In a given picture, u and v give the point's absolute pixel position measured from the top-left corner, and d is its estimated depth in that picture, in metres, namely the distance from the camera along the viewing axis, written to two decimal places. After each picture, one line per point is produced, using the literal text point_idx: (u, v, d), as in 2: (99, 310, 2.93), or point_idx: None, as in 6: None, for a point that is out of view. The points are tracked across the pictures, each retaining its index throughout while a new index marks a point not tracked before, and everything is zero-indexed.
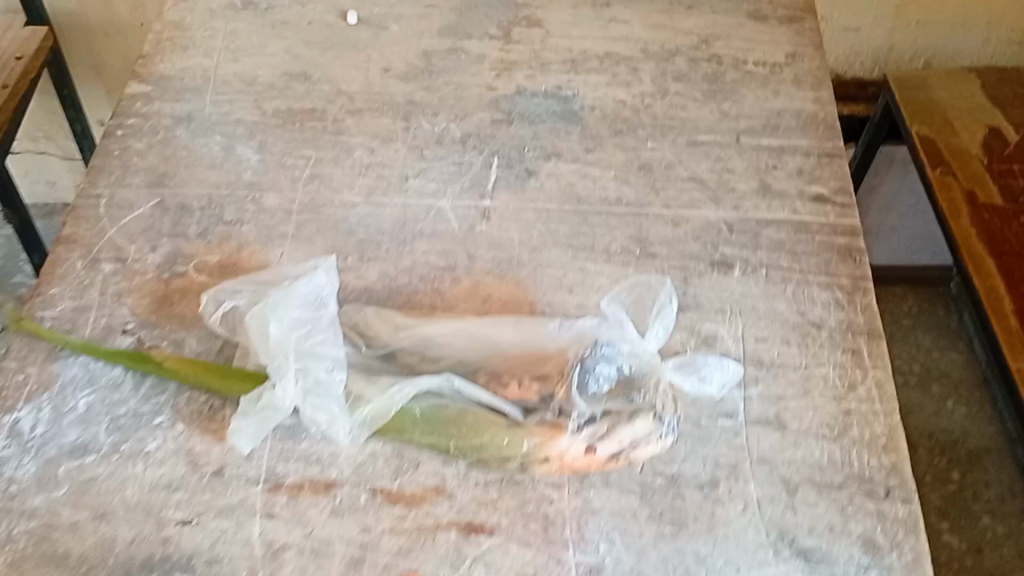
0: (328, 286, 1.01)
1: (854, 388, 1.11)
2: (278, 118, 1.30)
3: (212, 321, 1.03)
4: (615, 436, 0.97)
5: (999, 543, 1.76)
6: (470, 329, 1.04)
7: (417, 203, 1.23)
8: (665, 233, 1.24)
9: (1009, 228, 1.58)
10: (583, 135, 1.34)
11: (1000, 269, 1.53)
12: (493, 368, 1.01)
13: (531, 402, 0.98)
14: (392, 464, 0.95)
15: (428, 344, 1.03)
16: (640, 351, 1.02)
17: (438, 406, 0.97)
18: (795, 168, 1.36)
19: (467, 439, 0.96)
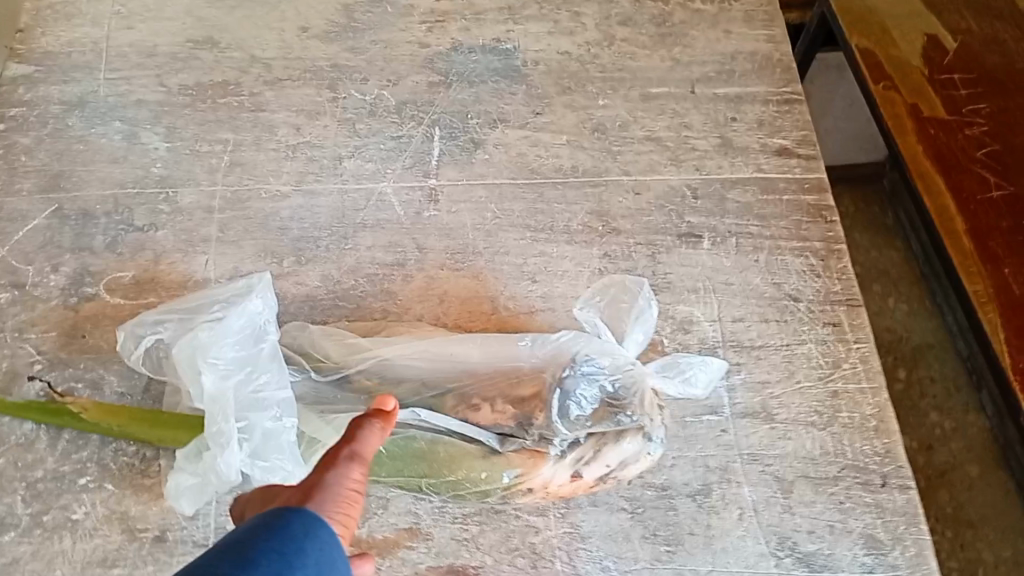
0: (266, 318, 0.88)
1: (839, 365, 1.05)
2: (184, 96, 1.14)
3: (133, 360, 0.90)
4: (603, 458, 0.88)
5: (947, 441, 1.52)
6: (434, 349, 0.93)
7: (355, 188, 1.11)
8: (626, 204, 1.14)
9: (955, 135, 1.42)
10: (529, 96, 1.22)
11: (951, 187, 1.36)
12: (463, 390, 0.90)
13: (508, 427, 0.89)
14: (358, 505, 0.90)
15: (386, 368, 0.92)
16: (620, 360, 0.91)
17: (404, 439, 0.89)
18: (756, 119, 1.25)
19: (441, 474, 0.88)
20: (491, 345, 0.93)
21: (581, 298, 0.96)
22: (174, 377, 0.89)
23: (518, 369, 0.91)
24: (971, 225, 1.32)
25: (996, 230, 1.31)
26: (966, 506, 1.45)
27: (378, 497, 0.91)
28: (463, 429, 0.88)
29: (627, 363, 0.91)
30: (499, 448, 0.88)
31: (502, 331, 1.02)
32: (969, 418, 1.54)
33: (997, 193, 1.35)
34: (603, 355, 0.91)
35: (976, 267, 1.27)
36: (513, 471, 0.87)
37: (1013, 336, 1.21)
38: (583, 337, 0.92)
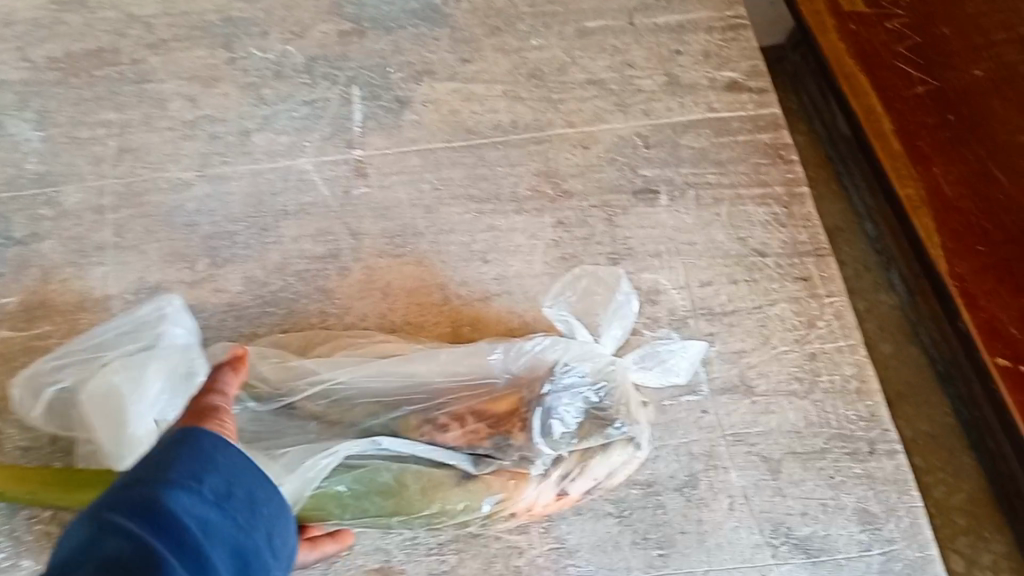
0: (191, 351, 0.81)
1: (814, 325, 1.01)
2: (54, 72, 1.02)
3: (31, 416, 0.79)
4: (590, 472, 0.83)
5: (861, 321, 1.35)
6: (394, 366, 0.83)
7: (269, 167, 0.97)
8: (575, 162, 1.03)
9: (875, 29, 1.36)
10: (455, 40, 1.09)
11: (876, 87, 1.32)
12: (430, 413, 0.82)
13: (484, 447, 0.81)
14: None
15: (340, 393, 0.83)
16: (597, 361, 0.85)
17: (369, 474, 0.79)
18: (701, 50, 1.13)
19: (412, 508, 0.79)
20: (458, 359, 0.85)
21: (554, 292, 0.90)
22: (80, 425, 0.78)
23: (491, 389, 0.84)
24: (899, 126, 1.28)
25: (922, 128, 1.26)
26: (887, 380, 1.30)
27: None
28: (438, 457, 0.80)
29: (609, 364, 0.86)
30: (475, 471, 0.80)
31: (457, 325, 0.92)
32: (881, 297, 1.37)
33: (922, 88, 1.28)
34: (583, 361, 0.85)
35: (906, 169, 1.25)
36: (496, 497, 0.80)
37: (947, 239, 1.18)
38: (558, 340, 0.85)
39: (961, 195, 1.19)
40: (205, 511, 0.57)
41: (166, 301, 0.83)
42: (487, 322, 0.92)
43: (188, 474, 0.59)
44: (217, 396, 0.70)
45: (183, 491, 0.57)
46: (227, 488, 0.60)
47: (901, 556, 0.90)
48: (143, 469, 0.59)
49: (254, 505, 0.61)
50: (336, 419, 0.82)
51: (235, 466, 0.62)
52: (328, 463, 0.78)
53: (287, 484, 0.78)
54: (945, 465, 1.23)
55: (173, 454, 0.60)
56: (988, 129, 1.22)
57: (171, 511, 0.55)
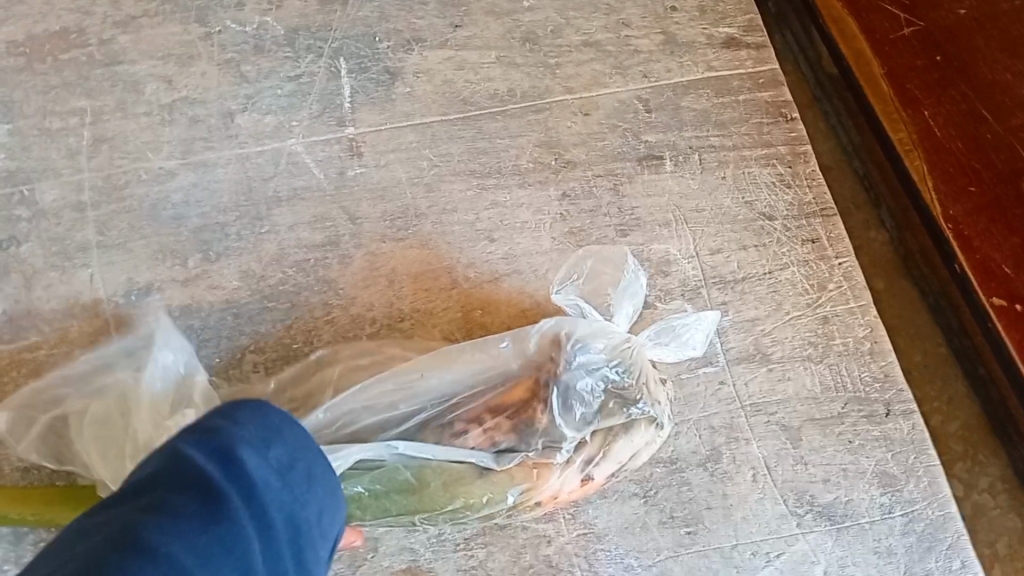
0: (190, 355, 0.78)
1: (825, 288, 0.98)
2: (15, 57, 0.94)
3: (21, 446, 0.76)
4: (614, 456, 0.81)
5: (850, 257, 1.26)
6: (400, 370, 0.79)
7: (257, 151, 0.92)
8: (576, 129, 0.99)
9: None
10: (442, 4, 1.03)
11: (864, 28, 1.25)
12: (445, 417, 0.78)
13: (507, 441, 0.78)
14: (345, 551, 0.83)
15: (344, 403, 0.77)
16: (608, 341, 0.82)
17: (388, 474, 0.76)
18: (696, 4, 1.09)
19: (434, 504, 0.77)
20: (468, 356, 0.80)
21: (560, 277, 0.86)
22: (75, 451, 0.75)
23: (508, 387, 0.80)
24: (888, 69, 1.23)
25: (911, 70, 1.21)
26: (884, 311, 1.22)
27: (366, 538, 0.83)
28: (455, 455, 0.76)
29: (624, 343, 0.83)
30: (496, 466, 0.77)
31: (468, 310, 0.88)
32: (871, 236, 1.27)
33: (909, 30, 1.22)
34: (595, 341, 0.82)
35: (896, 113, 1.21)
36: (522, 487, 0.78)
37: (940, 181, 1.16)
38: (568, 321, 0.82)
39: (951, 136, 1.16)
40: (268, 474, 0.57)
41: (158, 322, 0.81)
42: (498, 305, 0.88)
43: (256, 437, 0.58)
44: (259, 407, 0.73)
45: (248, 452, 0.57)
46: (291, 458, 0.60)
47: (921, 515, 0.91)
48: (213, 424, 0.59)
49: (315, 477, 0.61)
50: (346, 433, 0.77)
51: (302, 436, 0.61)
52: (340, 466, 0.74)
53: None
54: (939, 394, 1.18)
55: (245, 416, 0.60)
56: (975, 70, 1.18)
57: (233, 470, 0.55)
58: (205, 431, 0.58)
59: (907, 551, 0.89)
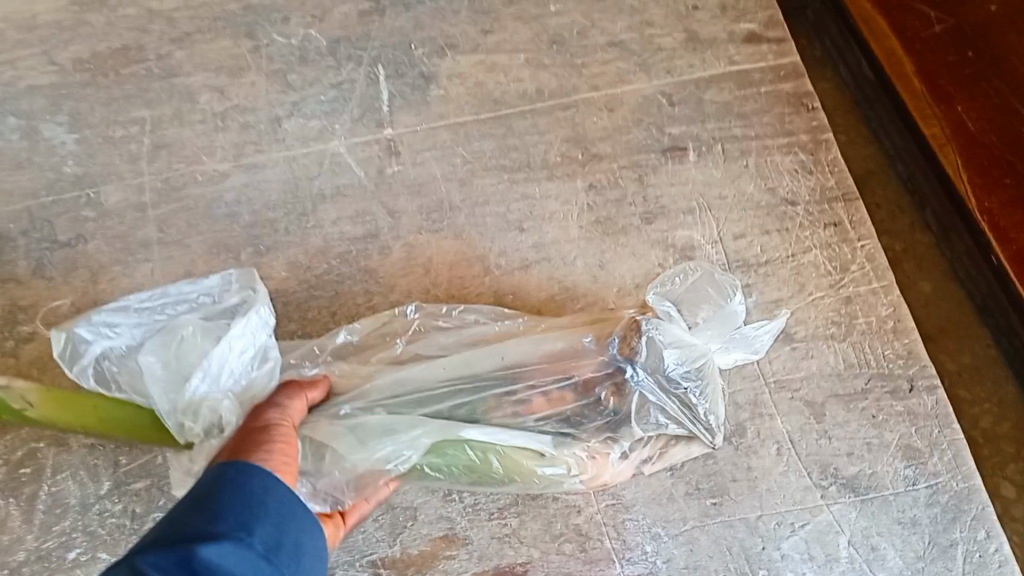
0: (271, 326, 0.81)
1: (848, 269, 1.01)
2: (82, 73, 1.02)
3: (70, 365, 0.78)
4: (667, 458, 0.90)
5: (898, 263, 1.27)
6: (482, 350, 0.83)
7: (303, 152, 0.99)
8: (602, 124, 1.04)
9: None
10: (474, 11, 1.08)
11: (892, 25, 1.28)
12: (513, 395, 0.82)
13: (566, 430, 0.83)
14: (386, 521, 0.87)
15: (417, 371, 0.82)
16: (691, 359, 0.84)
17: (456, 454, 0.80)
18: (718, 4, 1.13)
19: (493, 479, 0.83)
20: (546, 340, 0.84)
21: (656, 283, 0.89)
22: (118, 377, 0.78)
23: (578, 365, 0.83)
24: (919, 65, 1.25)
25: (943, 66, 1.23)
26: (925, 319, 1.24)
27: (406, 508, 0.88)
28: (518, 441, 0.80)
29: (702, 358, 0.85)
30: (556, 451, 0.82)
31: (499, 300, 0.94)
32: (917, 237, 1.28)
33: (939, 27, 1.25)
34: (679, 355, 0.84)
35: (929, 109, 1.22)
36: (580, 475, 0.84)
37: (975, 175, 1.18)
38: (652, 321, 0.83)
39: (985, 130, 1.19)
40: (251, 562, 0.59)
41: (241, 274, 0.83)
42: (528, 292, 0.94)
43: (239, 525, 0.61)
44: (274, 411, 0.75)
45: (230, 546, 0.59)
46: (277, 537, 0.62)
47: (945, 487, 0.93)
48: (191, 514, 0.61)
49: (302, 551, 0.63)
50: (410, 400, 0.81)
51: (286, 510, 0.63)
52: (412, 455, 0.78)
53: (363, 464, 0.78)
54: (990, 396, 1.20)
55: (224, 499, 0.62)
56: (1009, 63, 1.21)
57: (210, 565, 0.57)
58: (183, 526, 0.60)
59: (931, 522, 0.92)
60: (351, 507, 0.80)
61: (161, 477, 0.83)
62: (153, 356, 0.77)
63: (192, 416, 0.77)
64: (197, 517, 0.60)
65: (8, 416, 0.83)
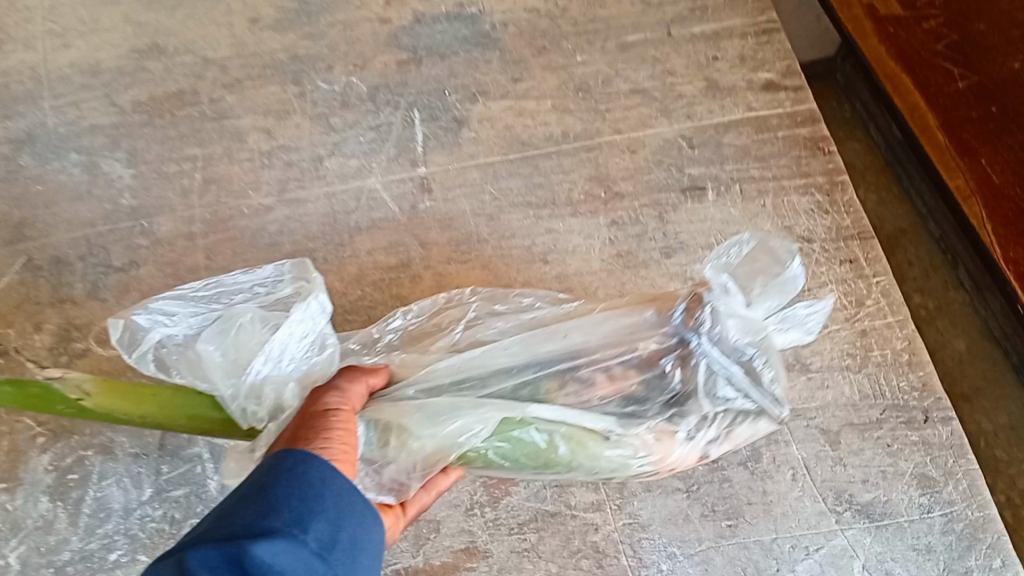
0: (328, 312, 0.82)
1: (863, 304, 1.05)
2: (140, 114, 1.11)
3: (129, 353, 0.79)
4: (736, 437, 0.81)
5: (933, 320, 1.51)
6: (545, 330, 0.80)
7: (341, 188, 1.06)
8: (625, 165, 1.09)
9: (913, 30, 1.38)
10: (504, 62, 1.16)
11: (919, 83, 1.35)
12: (578, 372, 0.78)
13: (630, 409, 0.77)
14: (410, 533, 0.92)
15: (478, 351, 0.79)
16: (752, 329, 0.78)
17: (519, 434, 0.75)
18: (737, 55, 1.19)
19: (555, 464, 0.77)
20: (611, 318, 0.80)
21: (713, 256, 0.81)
22: (179, 364, 0.79)
23: (643, 342, 0.79)
24: (943, 120, 1.32)
25: (966, 121, 1.30)
26: (958, 381, 1.44)
27: (430, 521, 0.92)
28: (582, 420, 0.75)
29: (761, 331, 0.78)
30: (622, 432, 0.76)
31: None
32: (952, 296, 1.53)
33: (963, 84, 1.32)
34: (737, 326, 0.78)
35: (954, 162, 1.29)
36: (647, 456, 0.77)
37: (1000, 226, 1.23)
38: (712, 293, 0.79)
39: (1009, 182, 1.24)
40: (304, 562, 0.57)
41: (296, 268, 0.85)
42: None
43: (294, 521, 0.58)
44: (333, 395, 0.74)
45: (284, 545, 0.57)
46: (332, 534, 0.59)
47: (961, 516, 0.94)
48: (244, 509, 0.59)
49: (359, 548, 0.61)
50: (472, 382, 0.77)
51: (343, 505, 0.61)
52: (482, 430, 0.74)
53: (432, 441, 0.74)
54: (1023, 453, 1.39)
55: (279, 493, 0.60)
56: None
57: (261, 565, 0.55)
58: (237, 521, 0.58)
59: (946, 549, 0.93)
60: (412, 498, 0.79)
61: (199, 485, 0.88)
62: (212, 344, 0.78)
63: (254, 401, 0.78)
64: (252, 512, 0.58)
65: (61, 408, 0.81)
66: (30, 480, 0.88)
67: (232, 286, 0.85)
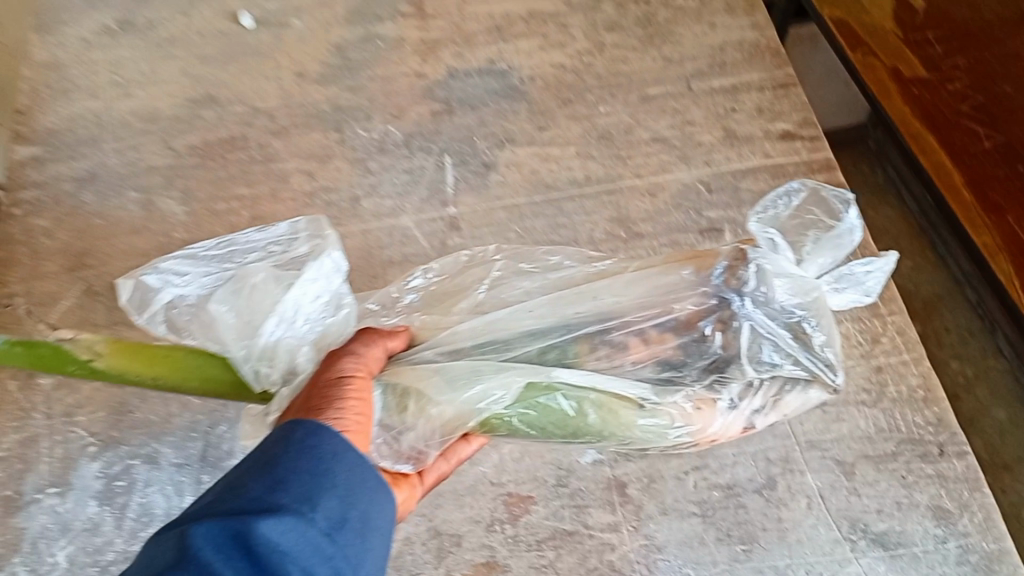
0: (342, 273, 0.83)
1: (878, 340, 1.09)
2: (194, 157, 1.19)
3: (143, 314, 0.82)
4: (782, 407, 0.78)
5: (972, 388, 1.61)
6: (572, 292, 0.80)
7: (376, 225, 1.12)
8: (645, 207, 1.14)
9: (939, 92, 1.43)
10: (532, 112, 1.23)
11: (943, 143, 1.38)
12: (609, 336, 0.77)
13: (667, 375, 0.77)
14: (432, 545, 0.96)
15: (503, 314, 0.79)
16: (803, 286, 0.76)
17: (547, 403, 0.75)
18: (755, 107, 1.25)
19: (590, 434, 0.76)
20: (641, 281, 0.80)
21: (757, 210, 0.81)
22: (194, 327, 0.81)
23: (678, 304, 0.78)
24: (968, 178, 1.33)
25: (994, 179, 1.32)
26: (999, 451, 1.53)
27: (451, 535, 0.97)
28: (614, 387, 0.75)
29: (814, 292, 0.77)
30: (658, 401, 0.75)
31: None
32: (989, 363, 1.63)
33: (989, 143, 1.35)
34: (788, 279, 0.76)
35: (979, 219, 1.29)
36: (685, 426, 0.76)
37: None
38: (757, 250, 0.78)
39: None
40: (311, 541, 0.58)
41: (307, 228, 0.86)
42: None
43: (304, 498, 0.60)
44: (350, 361, 0.75)
45: (294, 522, 0.58)
46: (342, 512, 0.61)
47: (976, 548, 0.96)
48: (253, 483, 0.60)
49: (370, 524, 0.63)
50: (497, 347, 0.78)
51: (354, 482, 0.62)
52: (504, 396, 0.74)
53: (452, 406, 0.74)
54: None
55: (289, 467, 0.61)
56: None
57: (269, 542, 0.56)
58: (246, 495, 0.60)
59: None
60: (427, 467, 0.81)
61: None
62: (224, 305, 0.80)
63: (267, 363, 0.79)
64: (262, 487, 0.60)
65: (73, 368, 0.84)
66: (79, 486, 0.93)
67: (244, 248, 0.87)
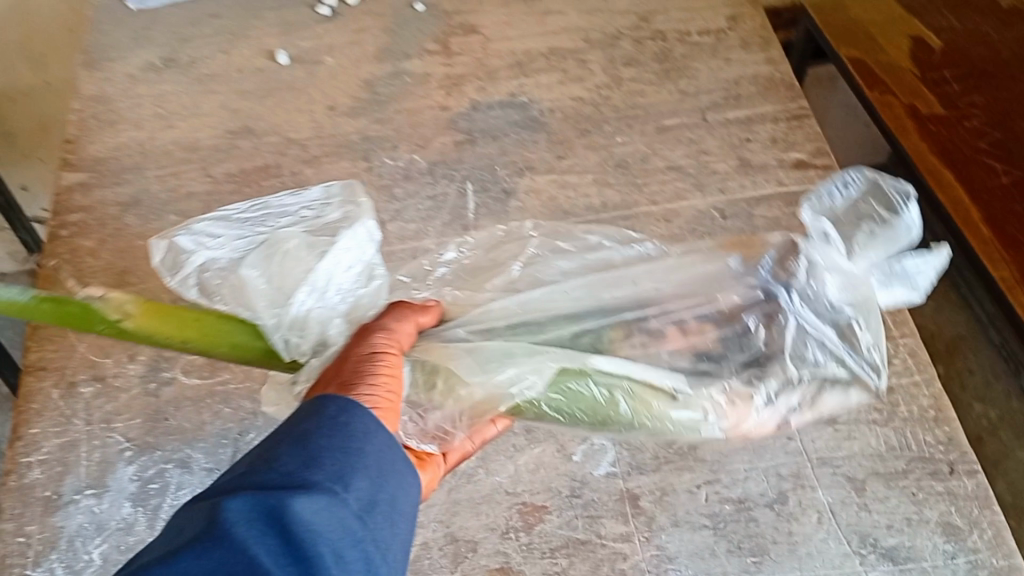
0: (373, 252, 0.89)
1: (891, 361, 1.12)
2: (230, 183, 1.26)
3: (178, 279, 0.87)
4: (820, 407, 0.81)
5: (996, 431, 1.62)
6: (608, 277, 0.85)
7: (400, 248, 1.17)
8: (659, 231, 1.18)
9: (955, 129, 1.45)
10: (551, 142, 1.29)
11: (962, 179, 1.37)
12: (646, 323, 0.83)
13: (704, 367, 0.81)
14: (448, 551, 0.99)
15: (535, 295, 0.84)
16: (853, 281, 0.80)
17: (577, 392, 0.79)
18: (769, 137, 1.29)
19: (621, 424, 0.81)
20: (672, 270, 0.85)
21: (811, 197, 0.84)
22: (226, 293, 0.85)
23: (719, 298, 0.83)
24: (986, 214, 1.33)
25: (1011, 214, 1.32)
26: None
27: (467, 541, 1.00)
28: (648, 376, 0.80)
29: (866, 290, 0.80)
30: (690, 393, 0.80)
31: None
32: (1014, 405, 1.63)
33: (1007, 178, 1.36)
34: (836, 273, 0.80)
35: (997, 252, 1.28)
36: (719, 419, 0.80)
37: None
38: (809, 242, 0.81)
39: None
40: (342, 518, 0.62)
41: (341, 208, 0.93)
42: None
43: (335, 477, 0.64)
44: (382, 336, 0.79)
45: (325, 499, 0.62)
46: (372, 494, 0.65)
47: (986, 564, 0.97)
48: (287, 457, 0.65)
49: (396, 506, 0.67)
50: (532, 327, 0.82)
51: (382, 467, 0.67)
52: (537, 382, 0.78)
53: (482, 388, 0.78)
54: None
55: (322, 444, 0.66)
56: None
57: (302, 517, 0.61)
58: (280, 468, 0.64)
59: None
60: (451, 448, 0.86)
61: None
62: (256, 273, 0.85)
63: (298, 334, 0.83)
64: (295, 463, 0.64)
65: (100, 329, 0.85)
66: (115, 488, 0.98)
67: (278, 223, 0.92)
